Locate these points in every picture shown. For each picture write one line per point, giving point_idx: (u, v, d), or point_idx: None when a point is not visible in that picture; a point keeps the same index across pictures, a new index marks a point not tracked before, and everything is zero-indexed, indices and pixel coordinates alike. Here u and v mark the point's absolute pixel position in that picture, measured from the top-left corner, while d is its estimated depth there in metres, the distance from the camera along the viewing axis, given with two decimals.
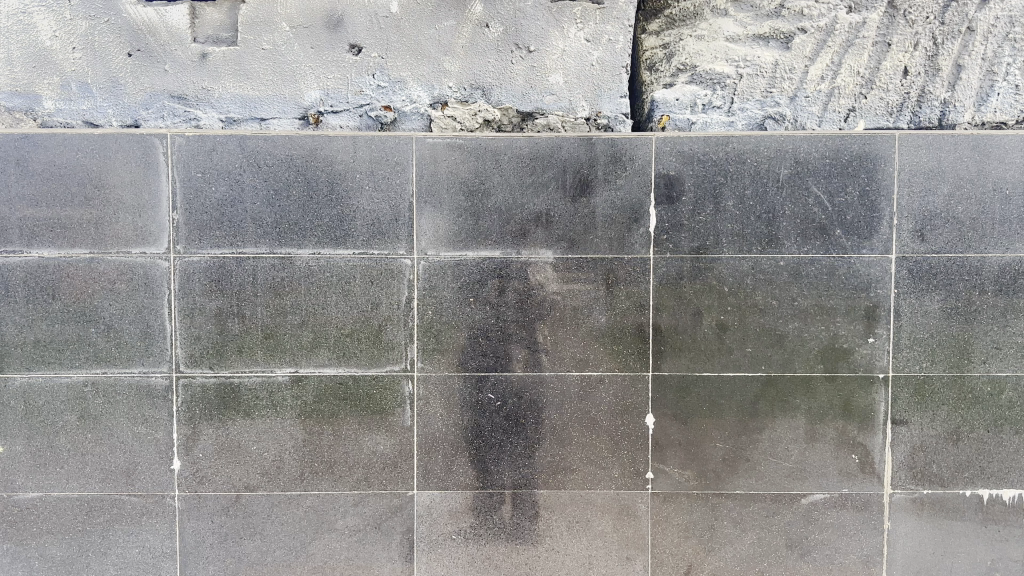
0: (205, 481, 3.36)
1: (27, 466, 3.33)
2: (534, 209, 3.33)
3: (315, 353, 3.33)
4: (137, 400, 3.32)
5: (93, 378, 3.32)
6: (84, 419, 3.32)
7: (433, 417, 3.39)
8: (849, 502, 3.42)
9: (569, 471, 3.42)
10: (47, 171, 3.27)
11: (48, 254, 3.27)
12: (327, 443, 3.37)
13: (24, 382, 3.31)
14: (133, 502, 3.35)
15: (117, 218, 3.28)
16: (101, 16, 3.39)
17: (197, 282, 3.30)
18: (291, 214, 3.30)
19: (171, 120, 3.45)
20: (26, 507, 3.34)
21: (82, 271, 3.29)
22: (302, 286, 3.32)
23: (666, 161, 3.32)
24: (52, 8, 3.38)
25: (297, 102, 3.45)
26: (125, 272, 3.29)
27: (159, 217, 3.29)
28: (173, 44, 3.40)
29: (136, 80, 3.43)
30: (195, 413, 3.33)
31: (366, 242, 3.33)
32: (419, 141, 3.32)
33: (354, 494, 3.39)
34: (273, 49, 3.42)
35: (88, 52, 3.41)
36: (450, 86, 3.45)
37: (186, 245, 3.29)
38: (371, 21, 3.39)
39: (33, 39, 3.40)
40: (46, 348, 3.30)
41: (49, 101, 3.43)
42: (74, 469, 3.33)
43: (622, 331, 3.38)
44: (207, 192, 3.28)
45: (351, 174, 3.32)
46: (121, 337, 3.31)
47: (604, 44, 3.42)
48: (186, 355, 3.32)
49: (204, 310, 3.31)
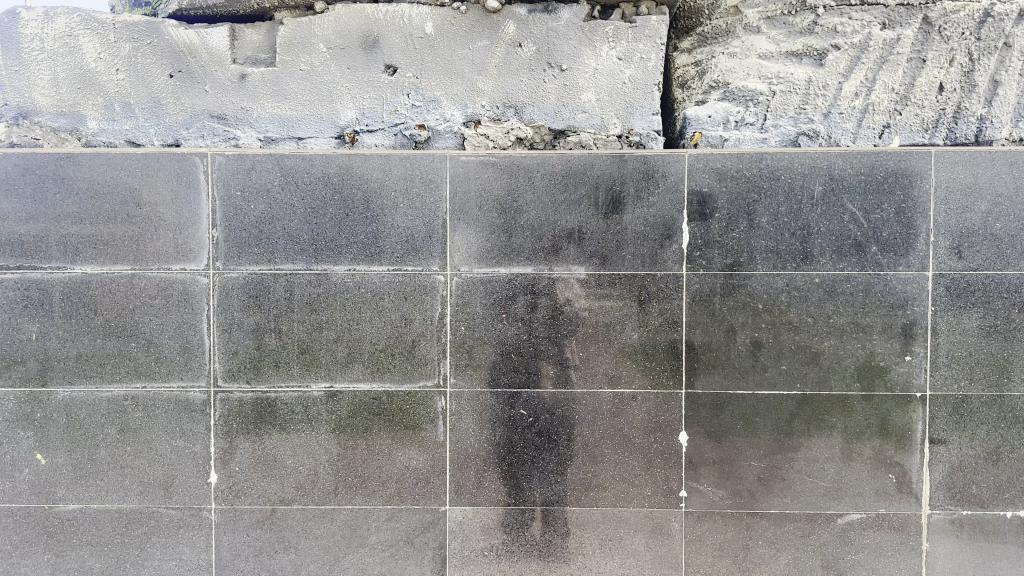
0: (242, 495, 3.39)
1: (69, 479, 3.39)
2: (566, 226, 3.35)
3: (349, 368, 3.37)
4: (175, 414, 3.38)
5: (133, 392, 3.37)
6: (124, 432, 3.38)
7: (465, 433, 3.40)
8: (886, 523, 3.37)
9: (601, 488, 3.41)
10: (91, 190, 3.35)
11: (91, 270, 3.35)
12: (361, 458, 3.40)
13: (66, 396, 3.38)
14: (170, 515, 3.39)
15: (158, 235, 3.35)
16: (144, 38, 3.47)
17: (235, 298, 3.36)
18: (326, 231, 3.35)
19: (211, 139, 3.53)
20: (66, 519, 3.40)
21: (124, 287, 3.36)
22: (337, 302, 3.36)
23: (699, 178, 3.32)
24: (97, 31, 3.48)
25: (334, 122, 3.52)
26: (165, 288, 3.36)
27: (199, 234, 3.36)
28: (213, 65, 3.49)
29: (177, 101, 3.52)
30: (232, 427, 3.38)
31: (400, 259, 3.36)
32: (453, 159, 3.35)
33: (387, 509, 3.40)
34: (310, 69, 3.48)
35: (131, 73, 3.50)
36: (483, 105, 3.49)
37: (225, 261, 3.35)
38: (406, 41, 3.44)
39: (78, 61, 3.50)
40: (88, 362, 3.37)
41: (94, 121, 3.53)
42: (113, 482, 3.39)
43: (654, 348, 3.37)
44: (245, 209, 3.34)
45: (385, 191, 3.36)
46: (160, 352, 3.36)
47: (636, 62, 3.43)
48: (223, 370, 3.37)
49: (242, 325, 3.36)
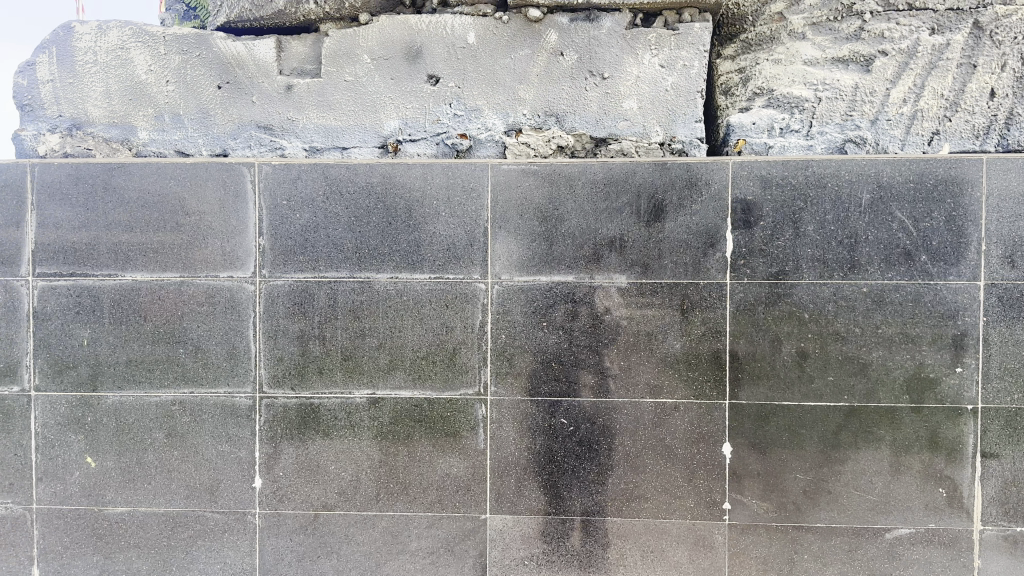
0: (285, 500, 3.43)
1: (118, 481, 3.46)
2: (608, 234, 3.34)
3: (391, 375, 3.39)
4: (221, 419, 3.43)
5: (181, 397, 3.44)
6: (172, 436, 3.44)
7: (506, 441, 3.40)
8: (936, 538, 3.29)
9: (643, 499, 3.38)
10: (142, 199, 3.42)
11: (141, 277, 3.42)
12: (402, 465, 3.41)
13: (116, 400, 3.45)
14: (216, 518, 3.44)
15: (206, 243, 3.41)
16: (193, 50, 3.56)
17: (281, 305, 3.40)
18: (369, 240, 3.38)
19: (258, 149, 3.59)
20: (115, 522, 3.47)
21: (173, 294, 3.43)
22: (380, 309, 3.39)
23: (743, 186, 3.29)
24: (148, 44, 3.56)
25: (377, 132, 3.56)
26: (213, 295, 3.42)
27: (246, 242, 3.41)
28: (259, 76, 3.55)
29: (225, 111, 3.59)
30: (276, 432, 3.42)
31: (441, 267, 3.38)
32: (495, 168, 3.36)
33: (428, 516, 3.41)
34: (354, 80, 3.53)
35: (181, 84, 3.58)
36: (524, 114, 3.49)
37: (271, 269, 3.40)
38: (448, 51, 3.47)
39: (130, 73, 3.59)
40: (137, 368, 3.44)
41: (144, 131, 3.62)
42: (161, 485, 3.45)
43: (697, 358, 3.34)
44: (290, 218, 3.39)
45: (427, 200, 3.38)
46: (207, 358, 3.42)
47: (678, 70, 3.42)
48: (268, 376, 3.41)
49: (287, 332, 3.40)
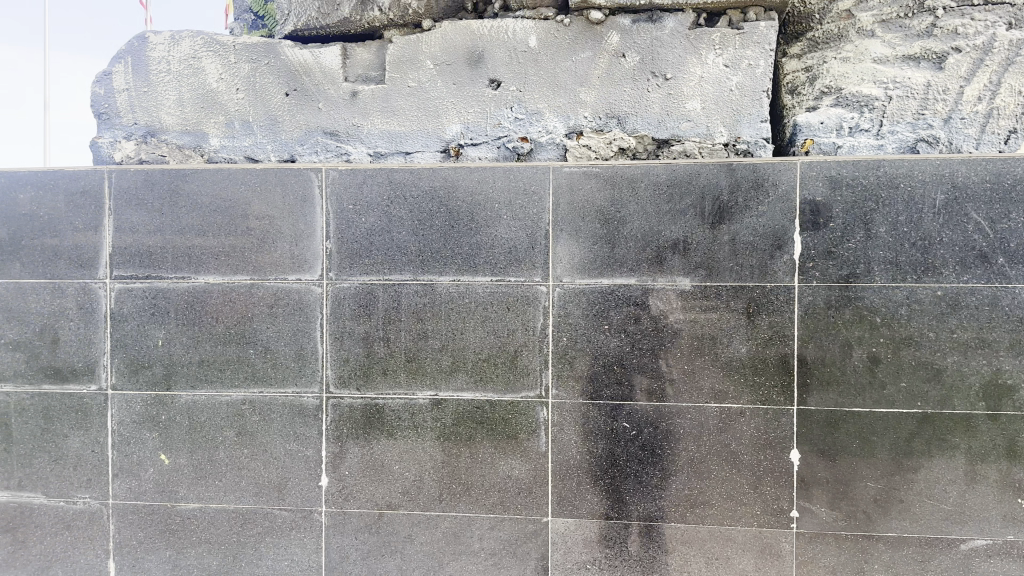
0: (351, 498, 3.49)
1: (190, 478, 3.57)
2: (671, 236, 3.31)
3: (454, 377, 3.42)
4: (289, 418, 3.50)
5: (251, 397, 3.53)
6: (241, 435, 3.53)
7: (567, 444, 3.40)
8: (1015, 551, 3.16)
9: (707, 505, 3.34)
10: (214, 204, 3.53)
11: (213, 280, 3.52)
12: (465, 466, 3.44)
13: (189, 399, 3.56)
14: (283, 516, 3.52)
15: (275, 247, 3.50)
16: (262, 59, 3.65)
17: (347, 306, 3.47)
18: (433, 243, 3.42)
19: (324, 155, 3.67)
20: (187, 518, 3.57)
21: (243, 296, 3.52)
22: (443, 312, 3.43)
23: (812, 187, 3.23)
24: (218, 53, 3.68)
25: (440, 136, 3.60)
26: (282, 297, 3.50)
27: (313, 246, 3.48)
28: (326, 82, 3.63)
29: (293, 118, 3.67)
30: (342, 432, 3.48)
31: (503, 270, 3.40)
32: (557, 170, 3.37)
33: (490, 518, 3.43)
34: (417, 86, 3.58)
35: (250, 92, 3.68)
36: (585, 116, 3.49)
37: (338, 272, 3.47)
38: (510, 55, 3.49)
39: (201, 82, 3.70)
40: (209, 367, 3.54)
41: (215, 138, 3.73)
42: (230, 483, 3.55)
43: (763, 362, 3.29)
44: (356, 222, 3.45)
45: (490, 203, 3.40)
46: (276, 358, 3.50)
47: (743, 69, 3.37)
48: (335, 377, 3.48)
49: (353, 334, 3.46)
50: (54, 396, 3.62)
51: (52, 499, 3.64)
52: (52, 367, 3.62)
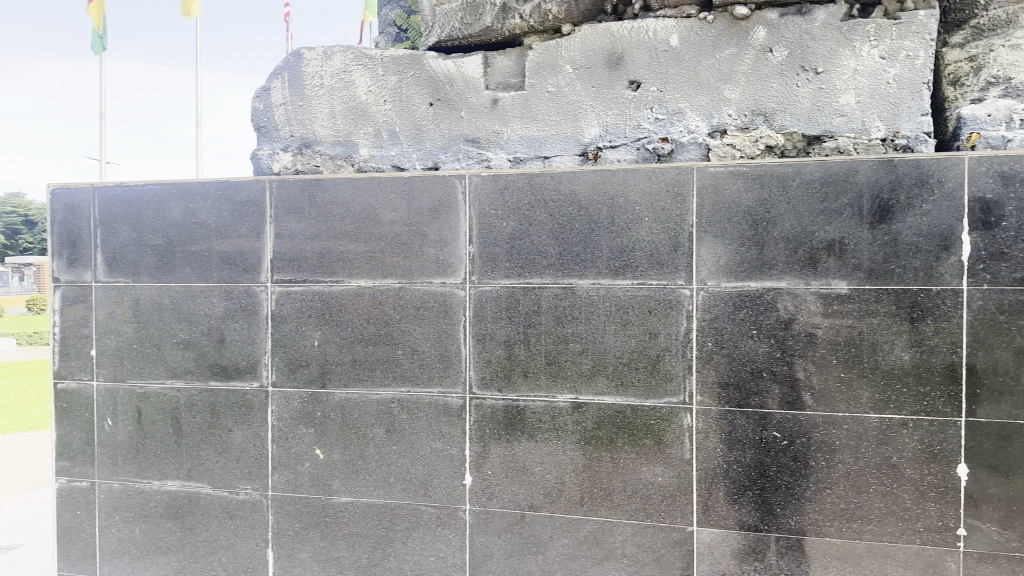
0: (493, 497, 3.55)
1: (343, 472, 3.73)
2: (825, 237, 3.16)
3: (595, 381, 3.42)
4: (434, 417, 3.61)
5: (399, 395, 3.66)
6: (391, 432, 3.67)
7: (712, 452, 3.30)
8: None
9: (865, 521, 3.16)
10: (365, 212, 3.69)
11: (365, 283, 3.69)
12: (606, 470, 3.42)
13: (343, 397, 3.73)
14: (430, 512, 3.63)
15: (421, 252, 3.62)
16: (407, 70, 3.80)
17: (489, 309, 3.53)
18: (573, 246, 3.43)
19: (465, 162, 3.75)
20: (339, 511, 3.73)
21: (392, 299, 3.66)
22: (584, 315, 3.42)
23: (982, 183, 2.98)
24: (367, 66, 3.86)
25: (578, 140, 3.60)
26: (429, 300, 3.62)
27: (458, 251, 3.58)
28: (467, 91, 3.74)
29: (437, 127, 3.79)
30: (485, 432, 3.55)
31: (645, 273, 3.35)
32: (701, 171, 3.29)
33: (632, 524, 3.40)
34: (556, 91, 3.61)
35: (397, 103, 3.84)
36: (730, 114, 3.39)
37: (481, 276, 3.54)
38: (651, 56, 3.46)
39: (352, 95, 3.90)
40: (360, 367, 3.71)
41: (365, 148, 3.91)
42: (380, 478, 3.69)
43: (929, 371, 3.07)
44: (498, 227, 3.52)
45: (632, 206, 3.37)
46: (423, 358, 3.63)
47: (902, 61, 3.16)
48: (478, 378, 3.55)
49: (495, 337, 3.53)
50: (220, 392, 3.86)
51: (217, 489, 3.87)
52: (219, 366, 3.87)
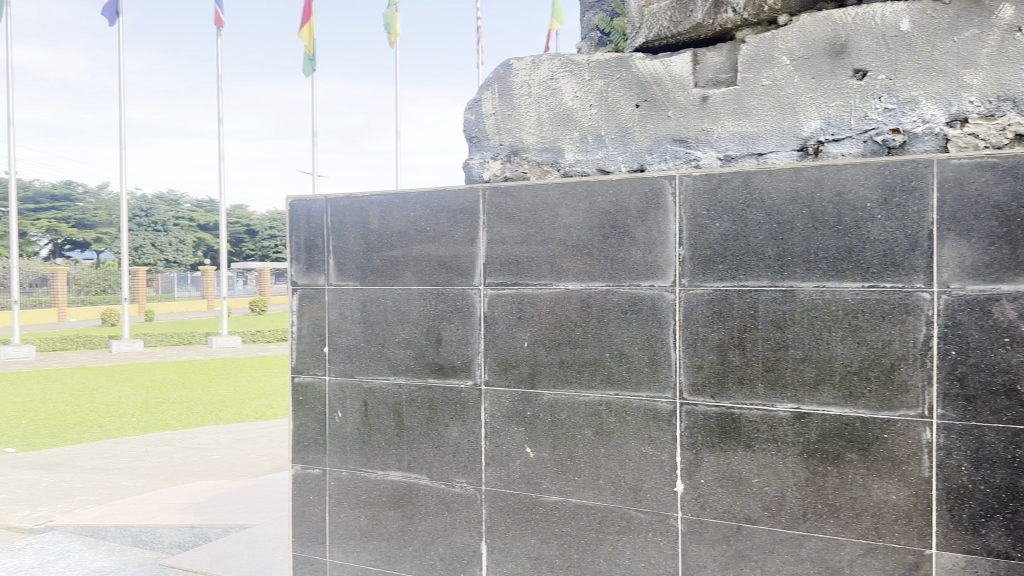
0: (708, 507, 3.40)
1: (553, 471, 3.73)
2: None
3: (818, 390, 3.18)
4: (644, 421, 3.52)
5: (608, 398, 3.60)
6: (600, 434, 3.62)
7: (955, 471, 2.97)
8: None
9: None
10: (573, 213, 3.68)
11: (573, 287, 3.67)
12: (832, 485, 3.16)
13: (552, 397, 3.73)
14: (641, 517, 3.53)
15: (629, 254, 3.55)
16: (614, 74, 3.83)
17: (700, 313, 3.41)
18: (794, 246, 3.20)
19: (673, 162, 3.69)
20: (550, 509, 3.73)
21: (600, 301, 3.62)
22: (806, 319, 3.20)
23: None
24: (574, 73, 3.93)
25: (796, 134, 3.41)
26: (637, 303, 3.54)
27: (668, 253, 3.47)
28: (675, 90, 3.68)
29: (643, 129, 3.76)
30: (698, 439, 3.42)
31: (876, 275, 3.07)
32: (942, 162, 2.95)
33: (862, 544, 3.11)
34: (772, 84, 3.46)
35: (603, 107, 3.86)
36: (972, 101, 3.06)
37: (692, 279, 3.42)
38: (878, 43, 3.22)
39: (559, 102, 3.98)
40: (568, 368, 3.69)
41: (571, 153, 3.96)
42: (590, 479, 3.64)
43: None
44: (711, 228, 3.38)
45: (862, 203, 3.09)
46: (632, 362, 3.55)
47: None
48: (690, 384, 3.43)
49: (707, 341, 3.39)
50: (438, 389, 4.03)
51: (435, 481, 4.02)
52: (437, 364, 4.04)
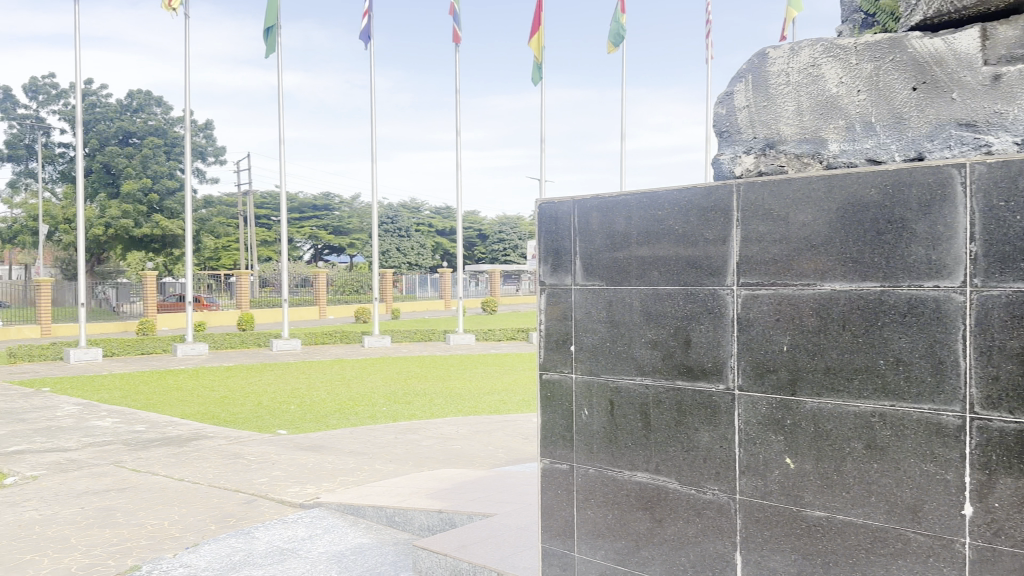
0: (1003, 535, 3.00)
1: (815, 485, 3.50)
2: None
3: None
4: (925, 436, 3.18)
5: (881, 409, 3.30)
6: (871, 448, 3.33)
7: None
8: None
9: None
10: (838, 208, 3.41)
11: (840, 287, 3.41)
12: None
13: (814, 407, 3.50)
14: (920, 541, 3.19)
15: (908, 251, 3.22)
16: (886, 56, 3.55)
17: (995, 317, 3.02)
18: None
19: (958, 149, 3.33)
20: (812, 524, 3.50)
21: (871, 304, 3.33)
22: None
23: None
24: (841, 58, 3.68)
25: None
26: (916, 305, 3.20)
27: (955, 249, 3.11)
28: (961, 70, 3.37)
29: (922, 114, 3.44)
30: (991, 459, 3.03)
31: None
32: None
33: None
34: None
35: (873, 92, 3.58)
36: None
37: (986, 278, 3.03)
38: None
39: (822, 90, 3.73)
40: (834, 376, 3.44)
41: (835, 144, 3.67)
42: (858, 496, 3.37)
43: None
44: (1010, 220, 2.98)
45: None
46: (910, 371, 3.22)
47: None
48: (981, 396, 3.05)
49: (1004, 349, 3.00)
50: (687, 391, 3.92)
51: (685, 486, 3.94)
52: (685, 366, 3.94)
